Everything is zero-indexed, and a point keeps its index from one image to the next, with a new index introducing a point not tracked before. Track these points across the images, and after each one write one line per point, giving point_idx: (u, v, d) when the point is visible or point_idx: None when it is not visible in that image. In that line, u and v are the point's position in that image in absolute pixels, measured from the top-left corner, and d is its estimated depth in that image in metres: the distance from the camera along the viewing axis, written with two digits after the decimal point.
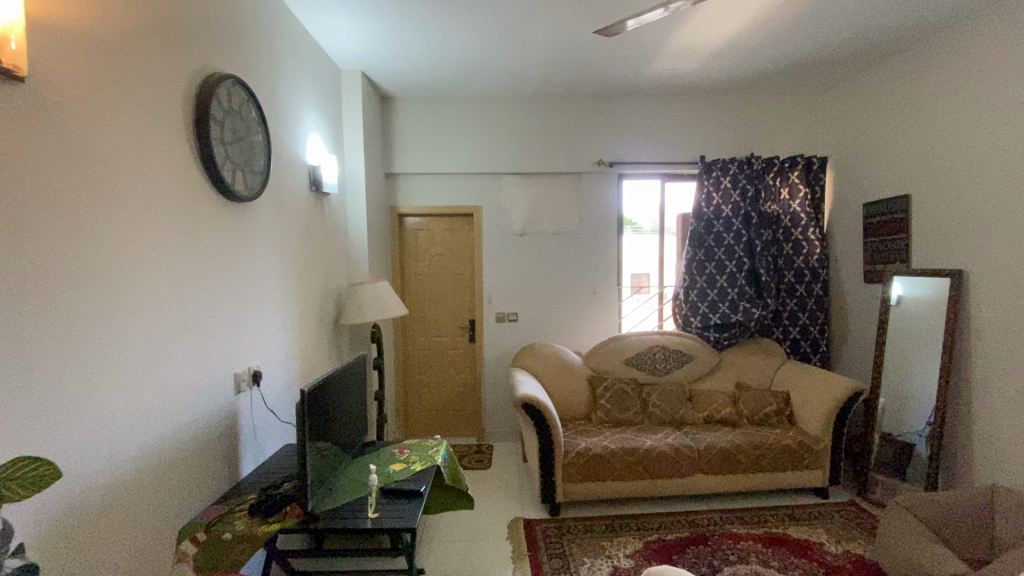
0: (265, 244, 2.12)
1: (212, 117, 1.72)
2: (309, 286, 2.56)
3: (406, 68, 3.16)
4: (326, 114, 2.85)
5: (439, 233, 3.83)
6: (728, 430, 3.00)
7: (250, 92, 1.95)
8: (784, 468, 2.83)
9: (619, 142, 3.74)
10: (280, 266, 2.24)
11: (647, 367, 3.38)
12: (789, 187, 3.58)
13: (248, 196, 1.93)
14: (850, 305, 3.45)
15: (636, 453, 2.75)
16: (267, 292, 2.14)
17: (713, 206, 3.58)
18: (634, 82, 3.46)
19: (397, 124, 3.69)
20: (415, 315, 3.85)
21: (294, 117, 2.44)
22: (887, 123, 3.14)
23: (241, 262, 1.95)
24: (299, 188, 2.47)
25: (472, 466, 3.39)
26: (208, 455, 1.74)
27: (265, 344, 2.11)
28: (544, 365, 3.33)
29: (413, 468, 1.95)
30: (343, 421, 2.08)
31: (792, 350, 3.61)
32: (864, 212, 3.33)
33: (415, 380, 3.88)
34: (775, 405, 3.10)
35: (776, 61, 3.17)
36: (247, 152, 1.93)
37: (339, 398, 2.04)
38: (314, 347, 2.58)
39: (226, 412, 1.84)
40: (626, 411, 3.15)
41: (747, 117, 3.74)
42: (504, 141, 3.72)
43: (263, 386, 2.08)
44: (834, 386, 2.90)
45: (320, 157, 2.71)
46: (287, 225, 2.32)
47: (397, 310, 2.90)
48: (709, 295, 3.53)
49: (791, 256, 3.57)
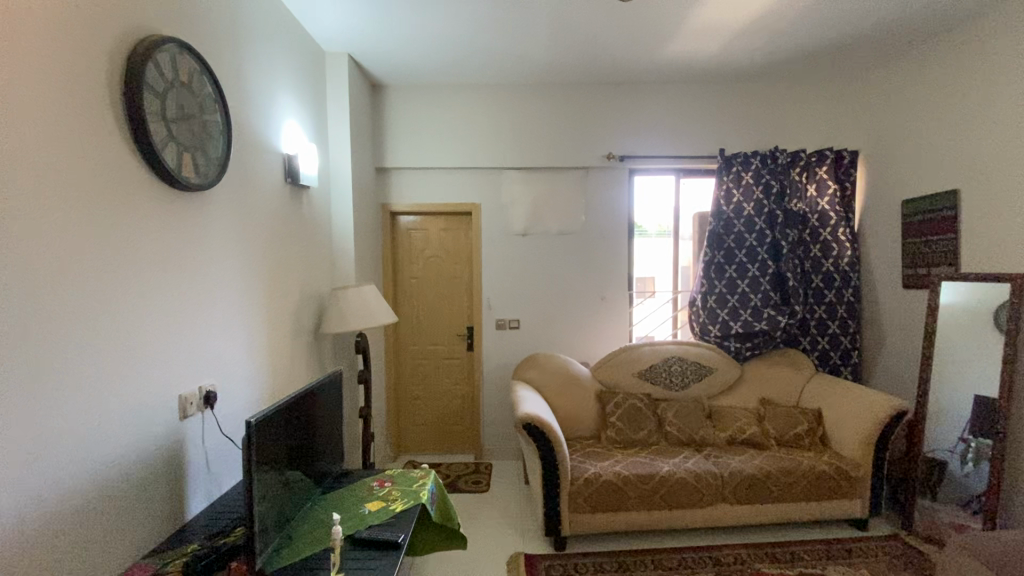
0: (224, 242, 1.82)
1: (150, 87, 1.41)
2: (283, 291, 2.27)
3: (398, 52, 2.88)
4: (306, 100, 2.56)
5: (435, 233, 3.54)
6: (754, 452, 2.68)
7: (201, 61, 1.64)
8: (818, 498, 2.52)
9: (630, 135, 3.44)
10: (244, 267, 1.95)
11: (662, 381, 3.06)
12: (816, 183, 3.28)
13: (200, 185, 1.62)
14: (885, 313, 3.13)
15: (652, 480, 2.44)
16: (225, 298, 1.84)
17: (733, 204, 3.28)
18: (647, 68, 3.17)
19: (388, 115, 3.40)
20: (408, 322, 3.56)
21: (266, 99, 2.16)
22: (929, 111, 2.83)
23: (191, 263, 1.66)
24: (271, 179, 2.18)
25: (468, 489, 3.08)
26: (144, 496, 1.44)
27: (222, 359, 1.81)
28: (548, 379, 3.02)
29: (391, 509, 1.64)
30: (310, 449, 1.77)
31: (820, 362, 3.28)
32: (902, 210, 3.02)
33: (409, 392, 3.60)
34: (806, 425, 2.78)
35: (806, 42, 2.85)
36: (199, 132, 1.63)
37: (306, 423, 1.74)
38: (287, 360, 2.28)
39: (170, 441, 1.55)
40: (639, 430, 2.82)
41: (769, 107, 3.45)
42: (506, 133, 3.43)
43: (220, 408, 1.78)
44: (875, 404, 2.58)
45: (298, 145, 2.42)
46: (254, 221, 2.03)
47: (383, 317, 2.60)
48: (729, 301, 3.22)
49: (818, 258, 3.27)
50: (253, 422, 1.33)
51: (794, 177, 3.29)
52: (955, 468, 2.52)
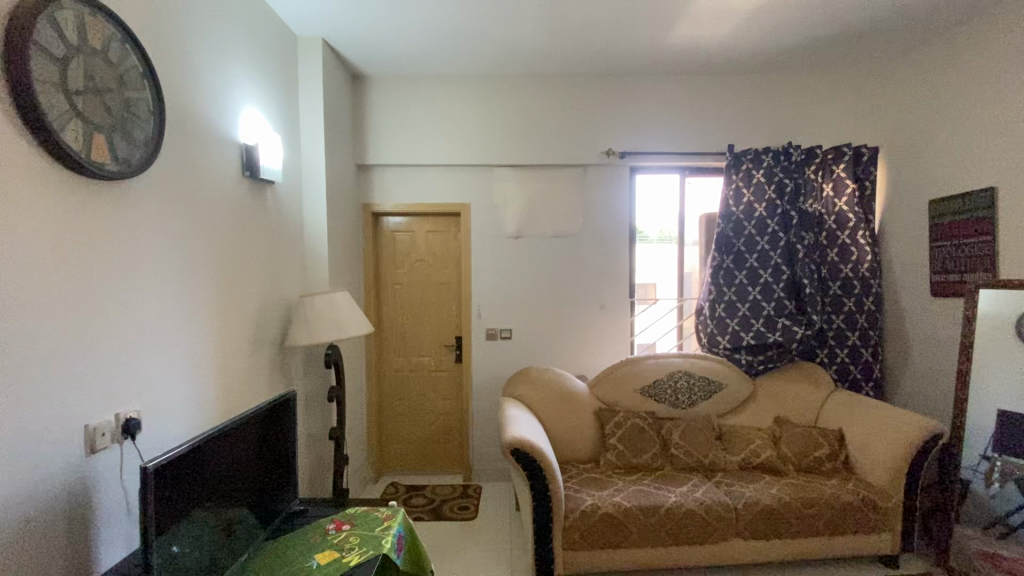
0: (157, 244, 1.55)
1: (43, 49, 1.16)
2: (239, 299, 2.00)
3: (377, 36, 2.63)
4: (271, 88, 2.31)
5: (423, 236, 3.28)
6: (770, 479, 2.40)
7: (123, 24, 1.39)
8: (843, 532, 2.24)
9: (633, 130, 3.18)
10: (186, 273, 1.68)
11: (667, 399, 2.79)
12: (833, 182, 3.02)
13: (118, 173, 1.36)
14: (910, 323, 2.86)
15: (657, 513, 2.16)
16: (158, 306, 1.56)
17: (743, 204, 3.03)
18: (651, 55, 2.91)
19: (370, 108, 3.15)
20: (393, 332, 3.30)
21: (220, 82, 1.90)
22: (960, 103, 2.58)
23: (112, 270, 1.38)
24: (224, 172, 1.91)
25: (455, 516, 2.81)
26: (36, 553, 1.17)
27: (149, 380, 1.52)
28: (542, 395, 2.75)
29: (344, 563, 1.39)
30: (254, 484, 1.58)
31: (839, 377, 3.00)
32: (930, 210, 2.75)
33: (392, 408, 3.33)
34: (827, 447, 2.50)
35: (825, 26, 2.60)
36: (121, 111, 1.38)
37: (249, 454, 1.55)
38: (243, 378, 2.01)
39: (69, 482, 1.25)
40: (642, 454, 2.54)
41: (783, 100, 3.19)
42: (498, 128, 3.17)
43: (147, 439, 1.50)
44: (907, 427, 2.30)
45: (260, 135, 2.15)
46: (201, 221, 1.76)
47: (356, 326, 2.33)
48: (739, 310, 2.96)
49: (836, 264, 3.00)
50: (153, 467, 1.14)
51: (810, 175, 3.03)
52: (979, 488, 2.25)
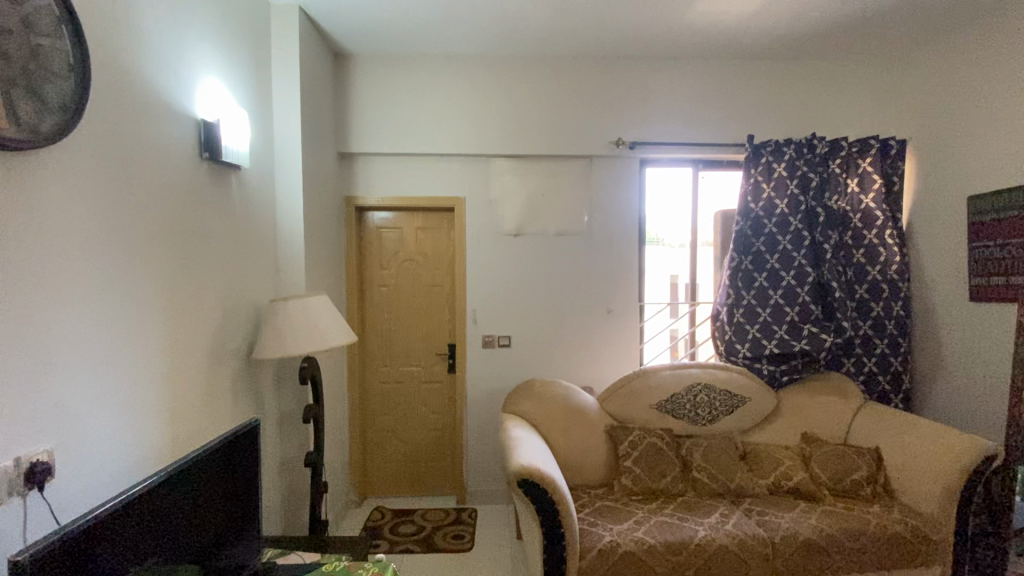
0: (80, 239, 1.22)
1: None
2: (196, 306, 1.68)
3: (358, 6, 2.31)
4: (235, 58, 1.98)
5: (412, 233, 2.97)
6: (806, 507, 2.14)
7: None
8: (890, 568, 1.99)
9: (644, 119, 2.91)
10: (122, 274, 1.36)
11: (685, 415, 2.52)
12: (859, 177, 2.78)
13: (20, 142, 1.03)
14: (945, 331, 2.63)
15: (683, 551, 1.89)
16: (83, 317, 1.23)
17: (763, 201, 2.77)
18: (666, 36, 2.64)
19: (354, 91, 2.83)
20: (378, 339, 2.99)
21: (169, 44, 1.58)
22: (1003, 90, 2.35)
23: (12, 271, 1.05)
24: (174, 153, 1.59)
25: (448, 546, 2.50)
26: None
27: (72, 410, 1.19)
28: (548, 412, 2.46)
29: None
30: (203, 542, 1.25)
31: (866, 388, 2.76)
32: (970, 207, 2.49)
33: (378, 424, 3.01)
34: (866, 470, 2.25)
35: (858, 6, 2.36)
36: (22, 60, 1.06)
37: (196, 505, 1.22)
38: (201, 400, 1.68)
39: None
40: (661, 478, 2.27)
41: (805, 89, 2.96)
42: (495, 115, 2.88)
43: (65, 485, 1.17)
44: (956, 449, 2.06)
45: (222, 112, 1.83)
46: (141, 209, 1.43)
47: (337, 335, 2.01)
48: (760, 316, 2.71)
49: (862, 265, 2.76)
50: (34, 556, 0.81)
51: (835, 169, 2.79)
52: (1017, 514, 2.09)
